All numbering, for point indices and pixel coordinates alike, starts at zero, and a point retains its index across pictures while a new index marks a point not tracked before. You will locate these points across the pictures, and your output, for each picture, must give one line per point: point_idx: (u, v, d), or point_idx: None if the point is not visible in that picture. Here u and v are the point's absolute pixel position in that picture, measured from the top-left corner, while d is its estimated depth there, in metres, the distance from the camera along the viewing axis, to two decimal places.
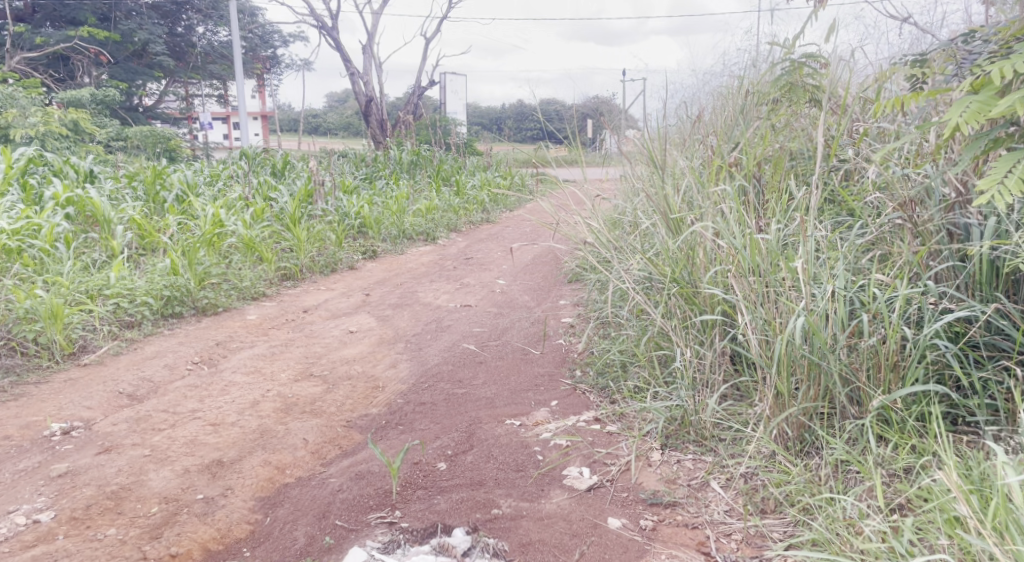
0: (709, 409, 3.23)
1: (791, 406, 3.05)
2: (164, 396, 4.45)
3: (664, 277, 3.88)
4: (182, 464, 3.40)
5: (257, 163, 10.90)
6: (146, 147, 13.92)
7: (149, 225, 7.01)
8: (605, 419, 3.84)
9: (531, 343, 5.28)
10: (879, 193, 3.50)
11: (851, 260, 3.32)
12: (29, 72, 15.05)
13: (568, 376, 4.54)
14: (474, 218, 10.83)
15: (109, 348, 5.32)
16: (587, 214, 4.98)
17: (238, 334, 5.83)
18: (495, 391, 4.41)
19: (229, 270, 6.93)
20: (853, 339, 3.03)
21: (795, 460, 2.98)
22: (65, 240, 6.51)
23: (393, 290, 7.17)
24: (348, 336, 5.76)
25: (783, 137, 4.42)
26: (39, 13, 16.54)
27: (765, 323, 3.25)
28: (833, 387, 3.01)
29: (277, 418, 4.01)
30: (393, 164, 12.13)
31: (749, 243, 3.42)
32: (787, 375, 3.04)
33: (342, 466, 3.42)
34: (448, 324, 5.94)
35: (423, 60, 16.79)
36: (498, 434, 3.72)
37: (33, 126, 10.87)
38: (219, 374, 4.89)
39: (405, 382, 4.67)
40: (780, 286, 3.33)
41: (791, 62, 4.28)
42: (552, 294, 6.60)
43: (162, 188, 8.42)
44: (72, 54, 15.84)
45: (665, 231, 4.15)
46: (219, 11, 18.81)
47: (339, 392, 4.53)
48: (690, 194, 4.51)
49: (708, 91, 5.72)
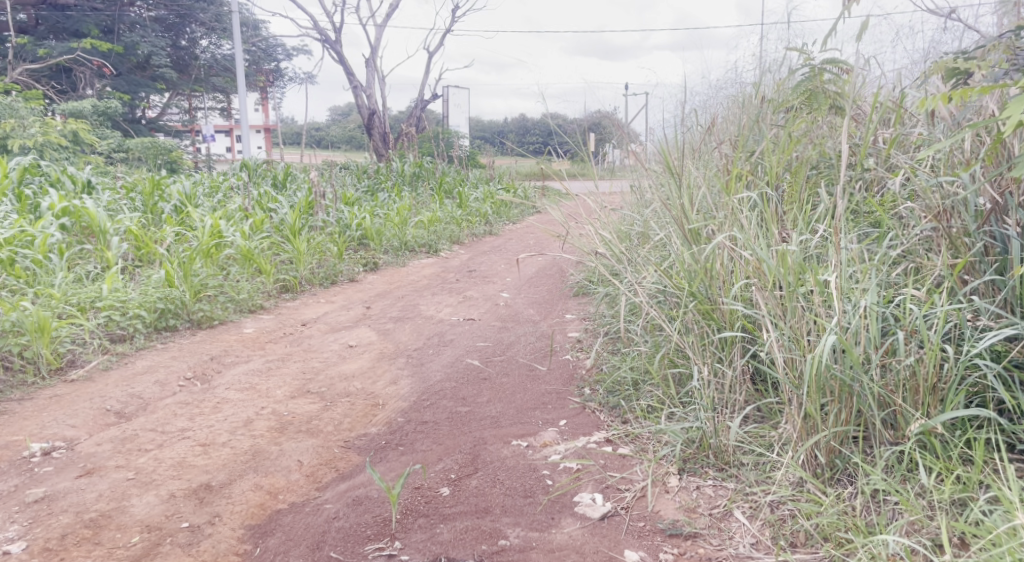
0: (731, 433, 3.03)
1: (821, 430, 2.85)
2: (153, 413, 4.25)
3: (680, 291, 3.71)
4: (167, 488, 3.19)
5: (258, 175, 10.75)
6: (147, 159, 13.78)
7: (146, 236, 6.84)
8: (617, 441, 3.64)
9: (537, 358, 5.09)
10: (910, 203, 3.30)
11: (883, 275, 3.12)
12: (31, 84, 14.91)
13: (576, 395, 4.34)
14: (477, 230, 10.65)
15: (98, 364, 5.13)
16: (597, 225, 4.79)
17: (234, 348, 5.63)
18: (500, 410, 4.22)
19: (226, 281, 6.75)
20: (887, 359, 2.83)
21: (826, 489, 2.77)
22: (58, 250, 6.33)
23: (395, 303, 6.98)
24: (347, 351, 5.57)
25: (804, 145, 4.22)
26: (43, 26, 16.48)
27: (791, 340, 3.05)
28: (867, 410, 2.80)
29: (271, 438, 3.81)
30: (395, 177, 11.99)
31: (774, 254, 3.24)
32: (817, 396, 2.83)
33: (339, 490, 3.22)
34: (451, 338, 5.74)
35: (427, 73, 16.68)
36: (504, 456, 3.52)
37: (31, 136, 10.72)
38: (212, 390, 4.69)
39: (406, 399, 4.47)
40: (806, 301, 3.12)
41: (811, 68, 4.07)
42: (558, 307, 6.40)
43: (160, 199, 8.25)
44: (75, 66, 15.73)
45: (680, 241, 3.97)
46: (221, 23, 18.64)
47: (337, 409, 4.32)
48: (704, 205, 4.32)
49: (721, 100, 5.54)
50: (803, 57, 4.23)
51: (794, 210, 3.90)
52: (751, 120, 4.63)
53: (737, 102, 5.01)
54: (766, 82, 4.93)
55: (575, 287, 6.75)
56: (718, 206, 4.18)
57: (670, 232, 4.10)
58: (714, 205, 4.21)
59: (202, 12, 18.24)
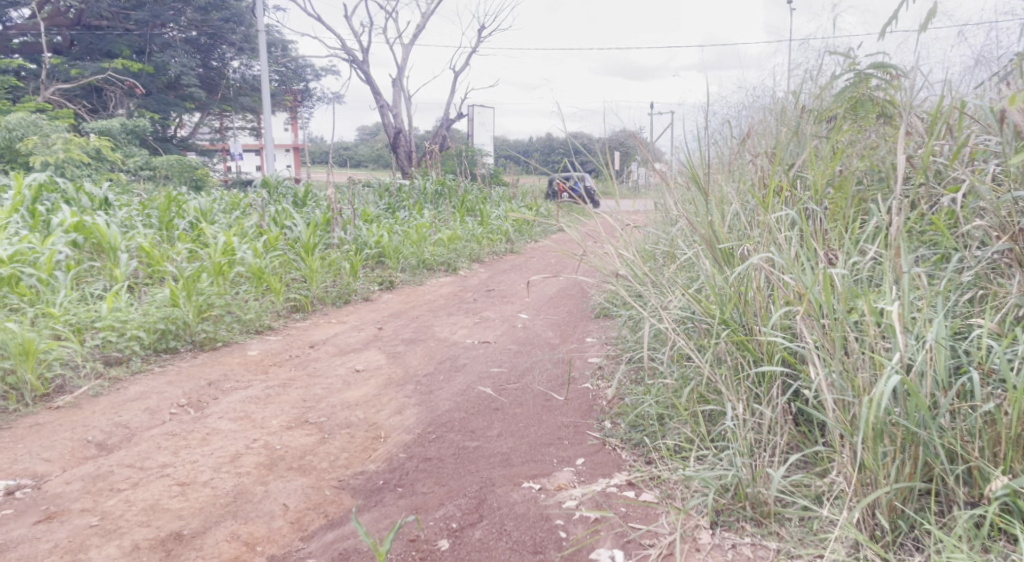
0: (774, 484, 2.67)
1: (882, 485, 2.46)
2: (136, 445, 3.91)
3: (710, 318, 3.35)
4: (131, 538, 2.91)
5: (278, 192, 10.47)
6: (172, 176, 13.55)
7: (156, 254, 6.54)
8: (640, 485, 3.32)
9: (554, 387, 4.71)
10: (981, 222, 2.96)
11: (949, 304, 2.77)
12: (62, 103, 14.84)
13: (596, 429, 3.97)
14: (498, 248, 10.33)
15: (88, 390, 4.82)
16: (618, 245, 4.43)
17: (234, 372, 5.30)
18: (511, 445, 3.85)
19: (234, 300, 6.44)
20: (959, 403, 2.47)
21: (888, 556, 2.38)
22: (64, 268, 6.05)
23: (408, 324, 6.64)
24: (353, 376, 5.22)
25: (851, 158, 3.87)
26: (76, 46, 16.48)
27: (842, 378, 2.67)
28: (936, 463, 2.44)
29: (258, 476, 3.47)
30: (417, 195, 11.65)
31: (820, 278, 2.85)
32: (876, 444, 2.45)
33: (324, 540, 2.91)
34: (464, 363, 5.37)
35: (453, 92, 16.50)
36: (514, 501, 3.21)
37: (53, 153, 10.47)
38: (203, 419, 4.35)
39: (410, 432, 4.10)
40: (859, 333, 2.76)
41: (856, 73, 3.75)
42: (579, 330, 6.04)
43: (176, 216, 7.97)
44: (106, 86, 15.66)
45: (711, 263, 3.59)
46: (251, 44, 18.46)
47: (334, 443, 3.97)
48: (738, 223, 3.96)
49: (757, 110, 5.15)
50: (848, 62, 3.90)
51: (841, 230, 3.54)
52: (790, 130, 4.26)
53: (774, 111, 4.63)
54: (807, 91, 4.54)
55: (597, 309, 6.38)
56: (753, 224, 3.82)
57: (699, 252, 3.72)
58: (748, 222, 3.84)
59: (232, 33, 18.10)
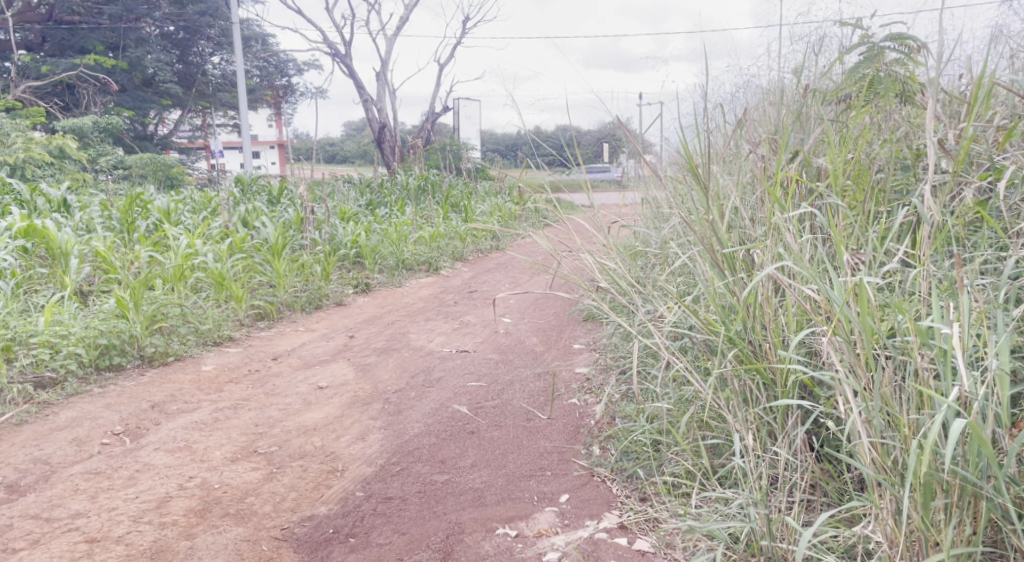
0: (799, 550, 2.18)
1: (936, 550, 2.01)
2: (51, 488, 3.39)
3: (713, 336, 2.87)
4: None
5: (252, 190, 9.86)
6: (147, 175, 12.82)
7: (111, 259, 5.89)
8: (633, 529, 2.87)
9: (536, 404, 4.21)
10: None
11: (1005, 316, 2.31)
12: (32, 100, 14.19)
13: (583, 456, 3.47)
14: (482, 247, 9.84)
15: (13, 417, 4.28)
16: (602, 247, 3.92)
17: (183, 392, 4.75)
18: (486, 479, 3.35)
19: (191, 308, 5.86)
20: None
21: None
22: (6, 276, 5.45)
23: (382, 332, 6.10)
24: (316, 394, 4.69)
25: (869, 142, 3.41)
26: (47, 43, 15.80)
27: (880, 416, 2.18)
28: (1001, 522, 1.98)
29: (185, 526, 2.99)
30: (400, 191, 11.03)
31: (851, 290, 2.37)
32: (927, 502, 1.99)
33: None
34: (438, 377, 4.84)
35: (438, 86, 15.97)
36: (484, 555, 2.78)
37: (13, 153, 9.80)
38: (135, 453, 3.81)
39: (372, 463, 3.59)
40: (901, 356, 2.28)
41: (871, 47, 3.32)
42: (565, 336, 5.54)
43: (137, 216, 7.36)
44: (78, 82, 15.00)
45: (710, 268, 3.11)
46: (229, 38, 17.75)
47: (283, 479, 3.45)
48: (741, 220, 3.47)
49: (753, 94, 4.66)
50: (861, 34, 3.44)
51: (863, 227, 3.08)
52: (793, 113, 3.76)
53: (774, 95, 4.13)
54: (810, 70, 4.06)
55: (585, 312, 5.88)
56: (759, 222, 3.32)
57: (697, 255, 3.23)
58: (753, 221, 3.35)
59: (209, 27, 17.41)
